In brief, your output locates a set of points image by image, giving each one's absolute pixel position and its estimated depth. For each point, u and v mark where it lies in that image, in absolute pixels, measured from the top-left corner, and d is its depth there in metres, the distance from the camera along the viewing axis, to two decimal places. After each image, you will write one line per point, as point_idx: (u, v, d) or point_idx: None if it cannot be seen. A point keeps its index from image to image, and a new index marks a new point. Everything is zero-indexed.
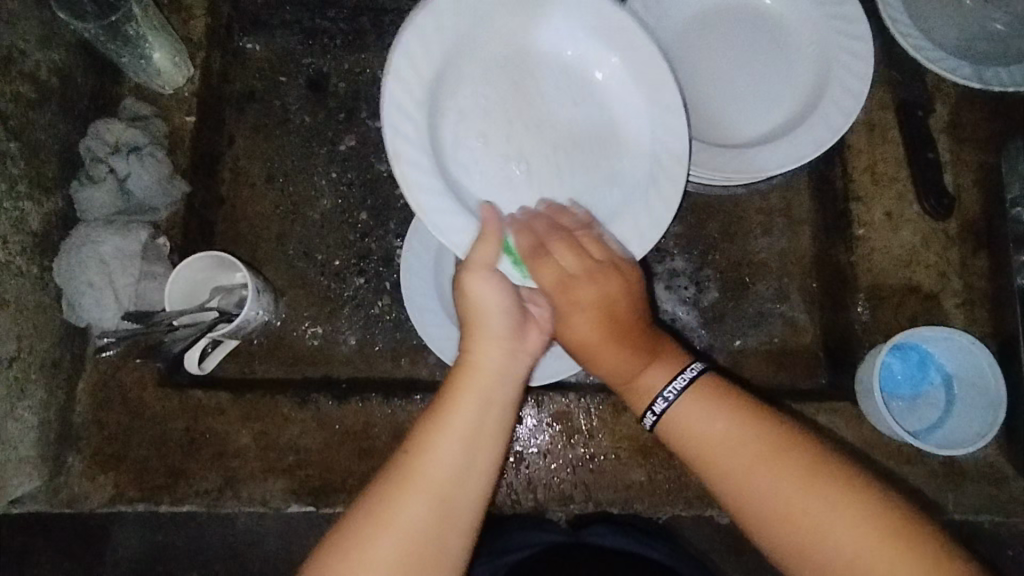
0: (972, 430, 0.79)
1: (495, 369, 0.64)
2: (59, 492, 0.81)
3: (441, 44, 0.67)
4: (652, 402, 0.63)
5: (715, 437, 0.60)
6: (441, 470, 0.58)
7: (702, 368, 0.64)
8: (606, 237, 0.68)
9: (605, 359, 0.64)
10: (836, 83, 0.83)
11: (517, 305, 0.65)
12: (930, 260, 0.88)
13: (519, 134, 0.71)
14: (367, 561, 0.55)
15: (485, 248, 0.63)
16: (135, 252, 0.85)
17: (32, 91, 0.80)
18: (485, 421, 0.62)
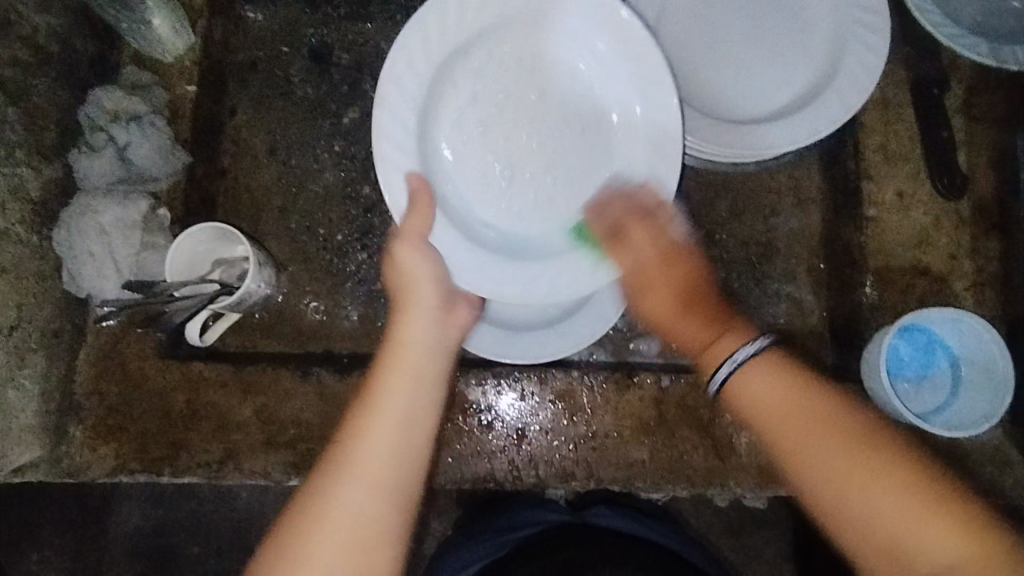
0: (977, 412, 0.79)
1: (420, 342, 0.65)
2: (61, 462, 0.81)
3: (433, 42, 0.70)
4: (719, 366, 0.59)
5: (778, 401, 0.56)
6: (376, 444, 0.56)
7: (773, 338, 0.58)
8: (660, 211, 0.69)
9: (673, 328, 0.64)
10: (852, 58, 0.81)
11: (443, 279, 0.69)
12: (941, 241, 0.87)
13: (509, 131, 0.73)
14: (313, 542, 0.52)
15: (417, 218, 0.69)
16: (136, 222, 0.84)
17: (30, 56, 0.79)
18: (416, 388, 0.61)
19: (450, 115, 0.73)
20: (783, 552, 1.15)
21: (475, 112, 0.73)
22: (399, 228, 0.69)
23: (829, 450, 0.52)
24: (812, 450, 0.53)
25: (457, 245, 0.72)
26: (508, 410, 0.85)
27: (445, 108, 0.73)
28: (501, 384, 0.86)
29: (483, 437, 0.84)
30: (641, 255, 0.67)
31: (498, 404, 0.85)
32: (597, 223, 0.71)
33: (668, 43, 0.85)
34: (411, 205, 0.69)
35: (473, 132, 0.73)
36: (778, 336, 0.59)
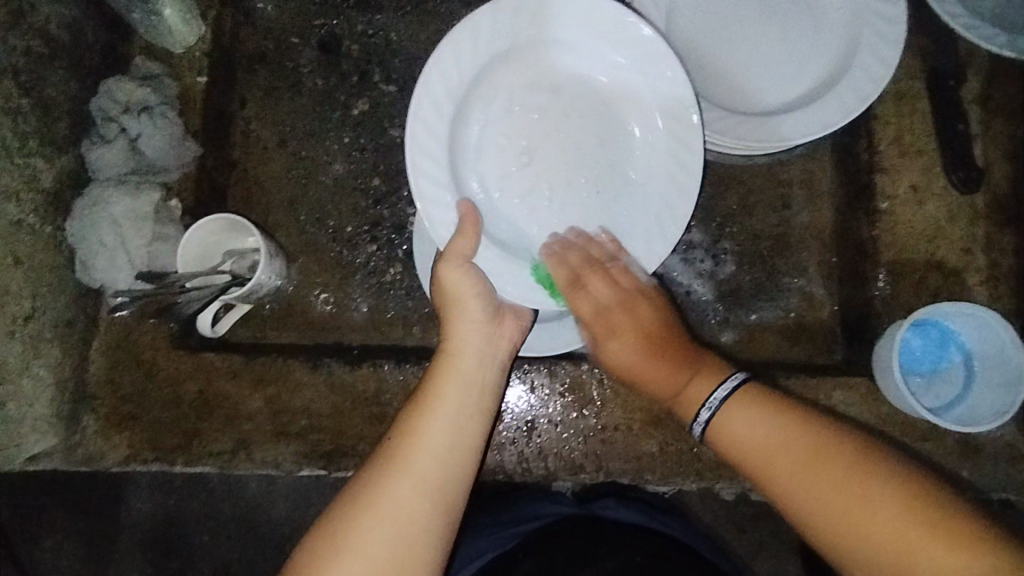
0: (989, 408, 0.78)
1: (472, 353, 0.69)
2: (75, 451, 0.82)
3: (462, 63, 0.68)
4: (697, 412, 0.64)
5: (759, 443, 0.60)
6: (429, 446, 0.62)
7: (744, 377, 0.64)
8: (611, 261, 0.70)
9: (645, 376, 0.69)
10: (867, 48, 0.80)
11: (490, 296, 0.70)
12: (956, 235, 0.86)
13: (538, 144, 0.71)
14: (366, 528, 0.57)
15: (466, 240, 0.67)
16: (148, 214, 0.85)
17: (43, 47, 0.79)
18: (467, 398, 0.66)
19: (475, 138, 0.71)
20: (789, 546, 1.15)
21: (500, 126, 0.71)
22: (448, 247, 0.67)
23: (790, 456, 0.57)
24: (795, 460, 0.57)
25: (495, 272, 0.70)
26: (517, 402, 0.85)
27: (470, 123, 0.70)
28: (511, 376, 0.85)
29: (494, 429, 0.84)
30: (603, 303, 0.70)
31: (508, 396, 0.85)
32: (557, 270, 0.69)
33: (681, 35, 0.84)
34: (460, 225, 0.67)
35: (499, 145, 0.71)
36: (749, 374, 0.65)
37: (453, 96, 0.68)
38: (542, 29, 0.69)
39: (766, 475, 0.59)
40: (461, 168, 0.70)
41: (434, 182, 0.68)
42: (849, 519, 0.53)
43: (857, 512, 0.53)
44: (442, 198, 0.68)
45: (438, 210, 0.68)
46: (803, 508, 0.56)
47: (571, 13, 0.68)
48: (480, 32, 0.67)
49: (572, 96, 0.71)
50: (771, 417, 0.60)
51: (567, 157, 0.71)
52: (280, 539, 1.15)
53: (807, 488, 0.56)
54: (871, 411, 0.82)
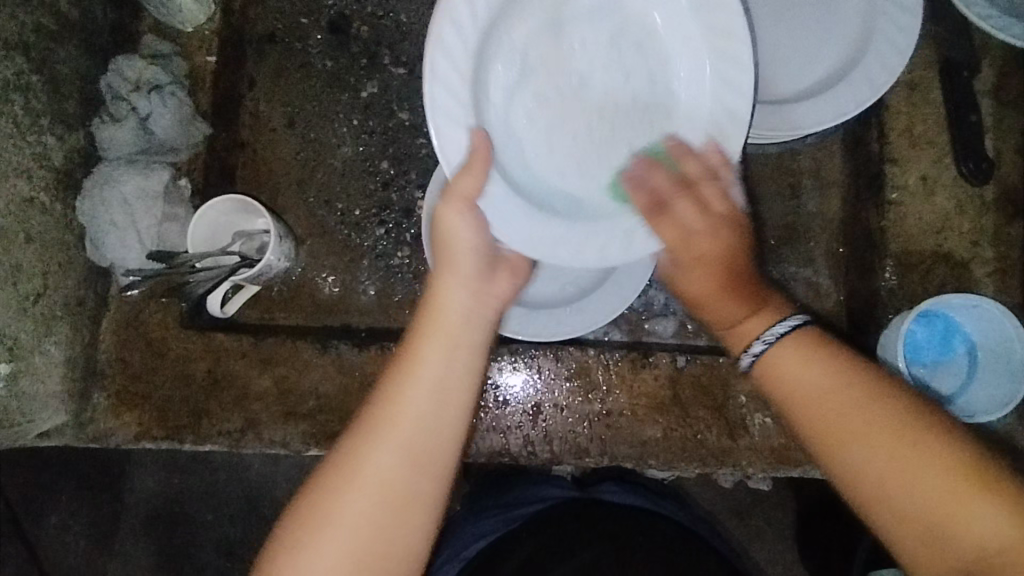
0: (993, 398, 0.80)
1: (457, 311, 0.61)
2: (86, 428, 0.83)
3: None
4: (750, 344, 0.58)
5: (818, 386, 0.54)
6: (410, 417, 0.56)
7: (807, 318, 0.57)
8: (708, 182, 0.61)
9: (716, 309, 0.61)
10: (880, 38, 0.80)
11: (490, 249, 0.63)
12: (964, 227, 0.86)
13: (568, 76, 0.66)
14: (342, 508, 0.54)
15: (469, 176, 0.61)
16: (157, 193, 0.85)
17: (53, 23, 0.78)
18: (449, 365, 0.58)
19: (502, 58, 0.65)
20: (784, 532, 1.17)
21: (539, 56, 0.65)
22: (449, 184, 0.62)
23: (850, 416, 0.52)
24: (853, 424, 0.52)
25: (505, 216, 0.65)
26: (522, 386, 0.86)
27: (507, 39, 0.64)
28: (518, 360, 0.86)
29: (500, 413, 0.85)
30: (687, 229, 0.60)
31: (514, 382, 0.86)
32: (638, 192, 0.63)
33: None
34: (470, 161, 0.61)
35: (530, 84, 0.66)
36: (812, 317, 0.58)
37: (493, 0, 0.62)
38: None
39: (818, 418, 0.53)
40: (483, 85, 0.64)
41: (452, 100, 0.62)
42: (903, 484, 0.49)
43: (902, 475, 0.49)
44: (450, 108, 0.62)
45: (444, 119, 0.62)
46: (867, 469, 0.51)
47: None
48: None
49: (623, 46, 0.66)
50: (831, 367, 0.54)
51: (600, 110, 0.66)
52: (282, 518, 1.17)
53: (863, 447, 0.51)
54: None
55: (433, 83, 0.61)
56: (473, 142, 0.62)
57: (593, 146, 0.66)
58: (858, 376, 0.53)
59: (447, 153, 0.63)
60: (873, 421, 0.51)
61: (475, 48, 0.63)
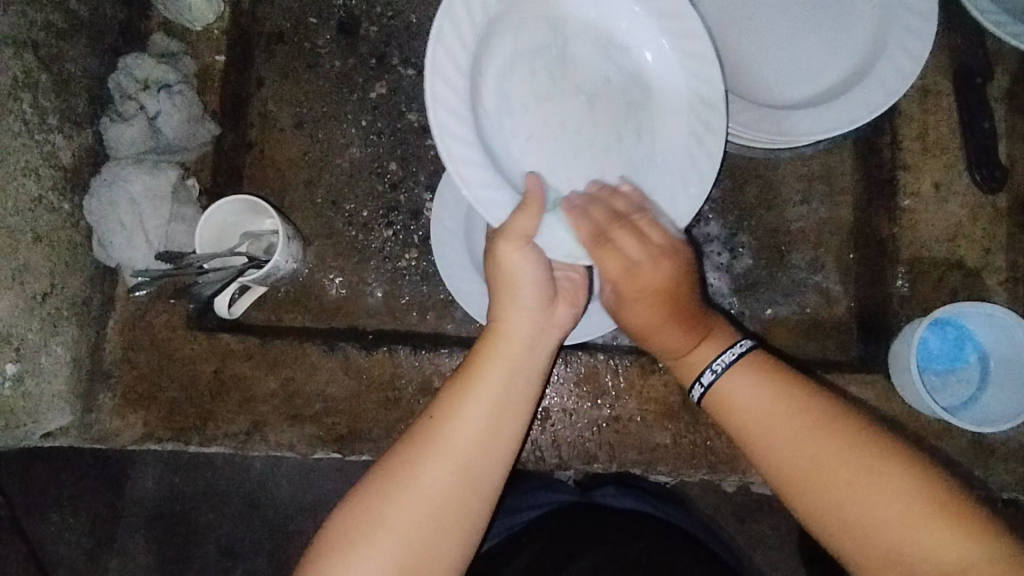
0: (1006, 407, 0.78)
1: (521, 335, 0.64)
2: (91, 428, 0.82)
3: None
4: (701, 375, 0.64)
5: (766, 413, 0.59)
6: (466, 435, 0.59)
7: (752, 344, 0.64)
8: (638, 214, 0.64)
9: (661, 338, 0.65)
10: (895, 43, 0.79)
11: (546, 279, 0.65)
12: (976, 234, 0.85)
13: (561, 92, 0.67)
14: (399, 514, 0.56)
15: (526, 216, 0.61)
16: (165, 192, 0.84)
17: (63, 21, 0.78)
18: (511, 386, 0.62)
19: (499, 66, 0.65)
20: (788, 538, 1.16)
21: (527, 70, 0.66)
22: (507, 223, 0.61)
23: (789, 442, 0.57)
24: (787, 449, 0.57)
25: (556, 238, 0.64)
26: None
27: (507, 34, 0.64)
28: None
29: None
30: (633, 261, 0.62)
31: None
32: (581, 224, 0.63)
33: (710, 25, 0.83)
34: (523, 202, 0.61)
35: (525, 95, 0.66)
36: (756, 341, 0.64)
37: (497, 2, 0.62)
38: None
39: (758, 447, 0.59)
40: (478, 76, 0.63)
41: (451, 94, 0.60)
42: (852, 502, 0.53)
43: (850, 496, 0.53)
44: (455, 106, 0.60)
45: (450, 126, 0.60)
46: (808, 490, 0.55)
47: None
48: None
49: (608, 70, 0.68)
50: (782, 397, 0.59)
51: (588, 119, 0.67)
52: (282, 519, 1.16)
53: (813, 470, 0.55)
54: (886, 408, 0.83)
55: (434, 69, 0.59)
56: (526, 187, 0.63)
57: (583, 164, 0.67)
58: (799, 408, 0.58)
59: (450, 149, 0.60)
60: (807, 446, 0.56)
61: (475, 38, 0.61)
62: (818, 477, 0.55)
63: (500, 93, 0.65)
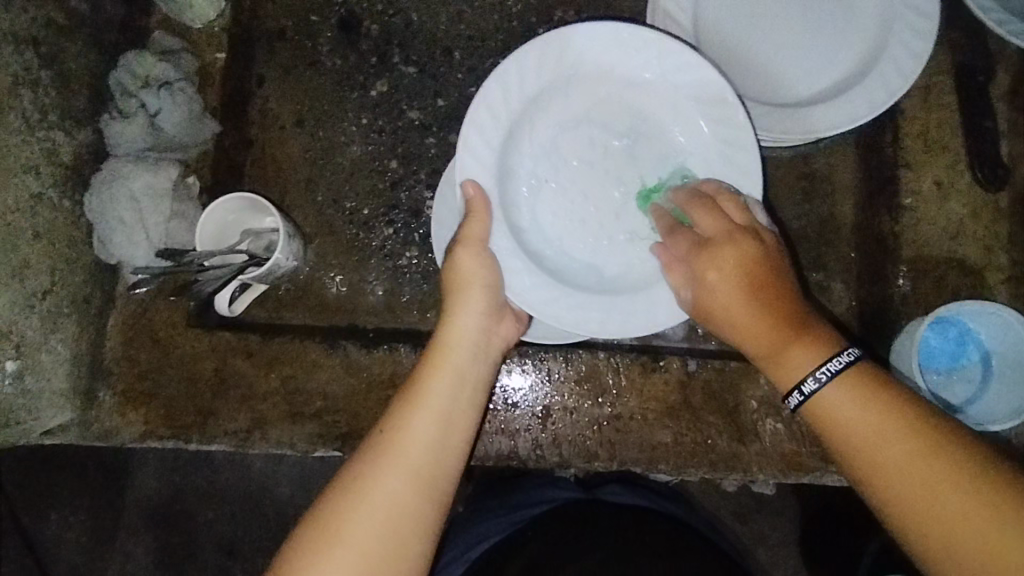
0: (1009, 405, 0.79)
1: (467, 345, 0.67)
2: (91, 426, 0.82)
3: (542, 64, 0.71)
4: (802, 382, 0.58)
5: (867, 435, 0.55)
6: (417, 437, 0.60)
7: (858, 355, 0.58)
8: (724, 201, 0.66)
9: (756, 330, 0.61)
10: (897, 41, 0.79)
11: (496, 288, 0.69)
12: (978, 233, 0.85)
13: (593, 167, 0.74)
14: (354, 524, 0.56)
15: (475, 224, 0.69)
16: (165, 191, 0.84)
17: (63, 18, 0.78)
18: (458, 392, 0.64)
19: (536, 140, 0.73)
20: (790, 538, 1.16)
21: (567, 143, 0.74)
22: (466, 231, 0.69)
23: (897, 454, 0.53)
24: (896, 464, 0.53)
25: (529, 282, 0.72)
26: (531, 389, 0.85)
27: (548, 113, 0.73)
28: (526, 362, 0.85)
29: (508, 415, 0.84)
30: (706, 234, 0.64)
31: (523, 385, 0.85)
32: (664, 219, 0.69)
33: (715, 24, 0.83)
34: (468, 211, 0.68)
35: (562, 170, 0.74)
36: (863, 352, 0.58)
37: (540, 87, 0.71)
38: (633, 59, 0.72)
39: (862, 459, 0.55)
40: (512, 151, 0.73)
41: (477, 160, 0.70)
42: (957, 525, 0.50)
43: (971, 538, 0.50)
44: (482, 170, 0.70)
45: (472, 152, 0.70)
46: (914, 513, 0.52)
47: (658, 56, 0.72)
48: (611, 43, 0.71)
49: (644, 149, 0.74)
50: (889, 411, 0.55)
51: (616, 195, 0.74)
52: (282, 519, 1.16)
53: (923, 491, 0.52)
54: None
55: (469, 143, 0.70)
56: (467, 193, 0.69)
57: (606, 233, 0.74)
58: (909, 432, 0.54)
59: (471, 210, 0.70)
60: (918, 462, 0.52)
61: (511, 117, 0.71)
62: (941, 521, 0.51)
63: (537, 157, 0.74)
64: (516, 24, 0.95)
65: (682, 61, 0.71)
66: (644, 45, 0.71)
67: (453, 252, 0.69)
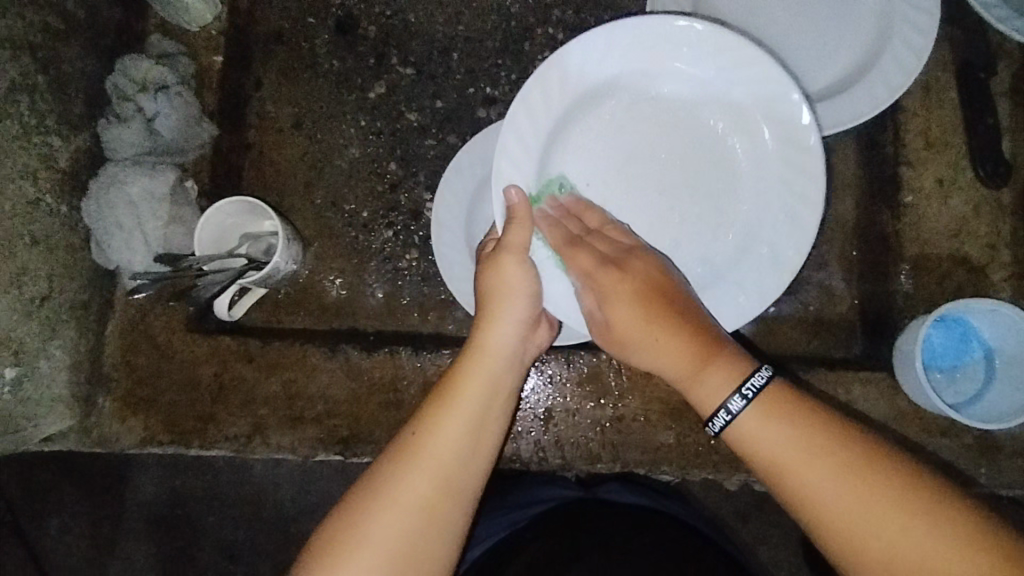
0: (1012, 404, 0.78)
1: (502, 354, 0.66)
2: (91, 433, 0.81)
3: (591, 61, 0.68)
4: (726, 402, 0.59)
5: (785, 447, 0.56)
6: (449, 446, 0.60)
7: (769, 375, 0.59)
8: (609, 228, 0.69)
9: (662, 344, 0.62)
10: (897, 38, 0.79)
11: (537, 299, 0.68)
12: (980, 231, 0.84)
13: (636, 170, 0.72)
14: (381, 526, 0.57)
15: (519, 230, 0.66)
16: (164, 196, 0.84)
17: (59, 23, 0.77)
18: (491, 401, 0.64)
19: (577, 139, 0.71)
20: (794, 538, 1.16)
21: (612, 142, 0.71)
22: (502, 239, 0.67)
23: (823, 463, 0.55)
24: (827, 481, 0.54)
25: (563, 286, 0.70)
26: (533, 391, 0.85)
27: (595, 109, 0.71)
28: (528, 364, 0.85)
29: (510, 418, 0.84)
30: (606, 256, 0.67)
31: (525, 388, 0.85)
32: (556, 232, 0.69)
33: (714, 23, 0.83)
34: (511, 217, 0.67)
35: (605, 174, 0.72)
36: (773, 371, 0.60)
37: (587, 86, 0.69)
38: (691, 59, 0.69)
39: (797, 478, 0.55)
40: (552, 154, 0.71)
41: (515, 165, 0.69)
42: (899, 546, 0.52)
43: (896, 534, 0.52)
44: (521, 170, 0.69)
45: (513, 143, 0.68)
46: (850, 526, 0.53)
47: (720, 55, 0.68)
48: (662, 38, 0.68)
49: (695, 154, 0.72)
50: (803, 430, 0.56)
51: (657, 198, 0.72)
52: (284, 523, 1.15)
53: (853, 502, 0.53)
54: (890, 404, 0.82)
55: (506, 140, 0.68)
56: (510, 199, 0.67)
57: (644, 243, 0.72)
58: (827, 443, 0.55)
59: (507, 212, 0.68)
60: (844, 476, 0.54)
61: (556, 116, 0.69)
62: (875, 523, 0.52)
63: (584, 160, 0.72)
64: (514, 24, 0.94)
65: (745, 57, 0.67)
66: (707, 45, 0.68)
67: (490, 260, 0.67)
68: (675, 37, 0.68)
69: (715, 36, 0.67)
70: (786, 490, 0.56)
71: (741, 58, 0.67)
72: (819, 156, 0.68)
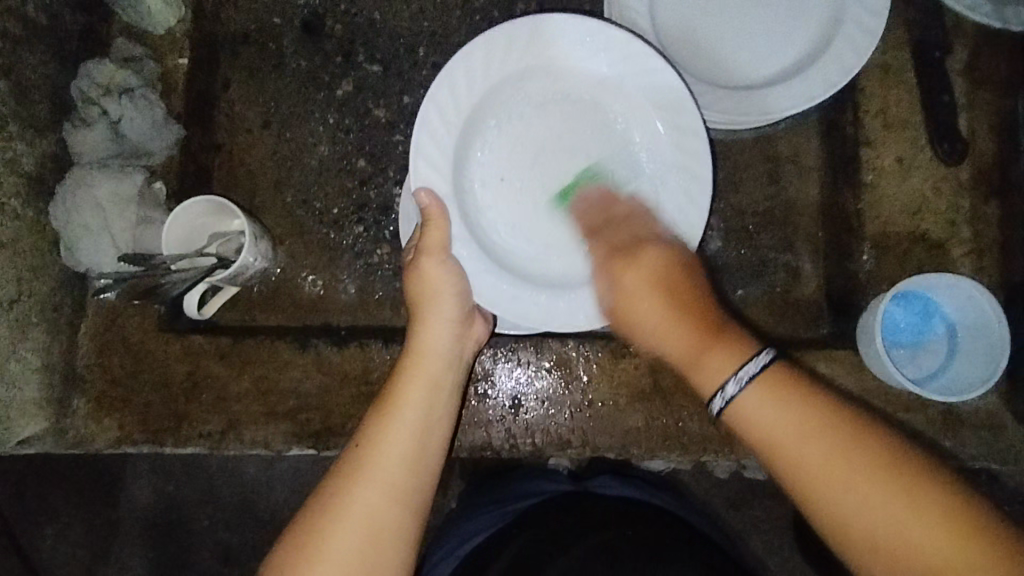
0: (973, 376, 0.79)
1: (441, 355, 0.70)
2: (65, 435, 0.82)
3: (496, 57, 0.73)
4: (722, 386, 0.58)
5: (776, 425, 0.55)
6: (394, 448, 0.62)
7: (773, 355, 0.58)
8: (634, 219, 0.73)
9: (672, 335, 0.63)
10: (850, 20, 0.80)
11: (466, 294, 0.72)
12: (941, 209, 0.86)
13: (544, 157, 0.76)
14: (329, 542, 0.57)
15: (436, 230, 0.71)
16: (131, 197, 0.84)
17: (21, 30, 0.78)
18: (433, 402, 0.67)
19: (489, 131, 0.76)
20: (780, 522, 1.17)
21: (519, 132, 0.76)
22: (421, 241, 0.72)
23: (821, 444, 0.53)
24: (820, 455, 0.53)
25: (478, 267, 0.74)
26: (504, 380, 0.86)
27: (500, 104, 0.75)
28: (498, 353, 0.86)
29: (481, 407, 0.85)
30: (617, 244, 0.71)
31: (496, 376, 0.86)
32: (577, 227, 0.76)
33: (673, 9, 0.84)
34: (429, 216, 0.71)
35: (514, 162, 0.76)
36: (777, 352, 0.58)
37: (492, 81, 0.74)
38: (585, 53, 0.74)
39: (789, 460, 0.54)
40: (464, 148, 0.75)
41: (431, 162, 0.72)
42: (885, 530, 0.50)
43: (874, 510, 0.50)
44: (437, 165, 0.73)
45: (429, 140, 0.72)
46: (829, 499, 0.52)
47: (609, 48, 0.73)
48: (558, 34, 0.73)
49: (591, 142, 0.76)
50: (804, 410, 0.55)
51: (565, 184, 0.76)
52: (274, 524, 1.16)
53: (838, 481, 0.52)
54: (855, 381, 0.83)
55: (424, 134, 0.72)
56: (424, 200, 0.71)
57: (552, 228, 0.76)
58: (826, 423, 0.54)
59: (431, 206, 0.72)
60: (841, 459, 0.52)
61: (466, 111, 0.74)
62: (852, 499, 0.51)
63: (491, 150, 0.76)
64: (479, 19, 0.95)
65: (634, 50, 0.73)
66: (597, 39, 0.73)
67: (416, 264, 0.71)
68: (570, 33, 0.73)
69: (609, 35, 0.73)
70: (782, 469, 0.55)
71: (628, 51, 0.73)
72: (700, 135, 0.73)
